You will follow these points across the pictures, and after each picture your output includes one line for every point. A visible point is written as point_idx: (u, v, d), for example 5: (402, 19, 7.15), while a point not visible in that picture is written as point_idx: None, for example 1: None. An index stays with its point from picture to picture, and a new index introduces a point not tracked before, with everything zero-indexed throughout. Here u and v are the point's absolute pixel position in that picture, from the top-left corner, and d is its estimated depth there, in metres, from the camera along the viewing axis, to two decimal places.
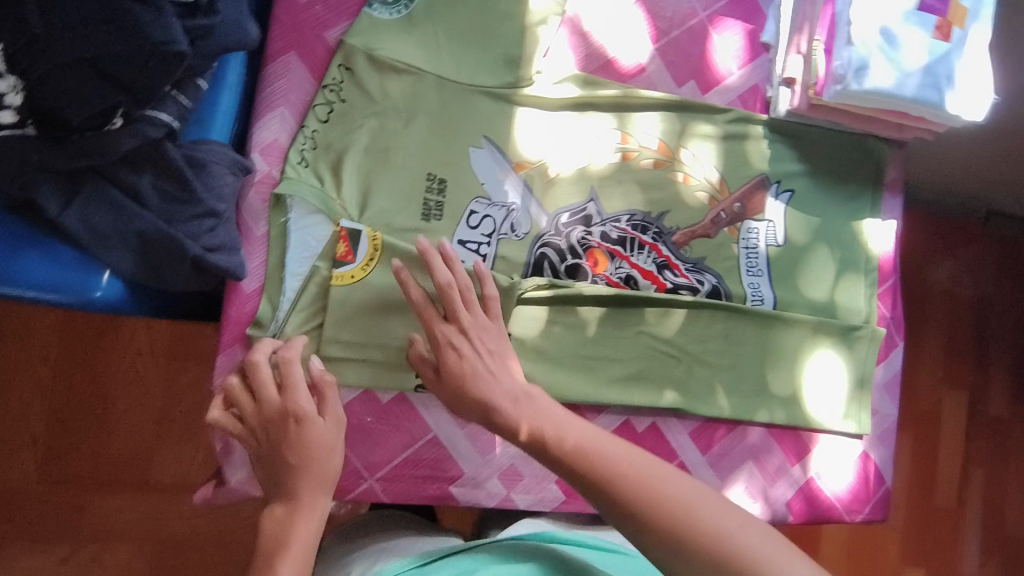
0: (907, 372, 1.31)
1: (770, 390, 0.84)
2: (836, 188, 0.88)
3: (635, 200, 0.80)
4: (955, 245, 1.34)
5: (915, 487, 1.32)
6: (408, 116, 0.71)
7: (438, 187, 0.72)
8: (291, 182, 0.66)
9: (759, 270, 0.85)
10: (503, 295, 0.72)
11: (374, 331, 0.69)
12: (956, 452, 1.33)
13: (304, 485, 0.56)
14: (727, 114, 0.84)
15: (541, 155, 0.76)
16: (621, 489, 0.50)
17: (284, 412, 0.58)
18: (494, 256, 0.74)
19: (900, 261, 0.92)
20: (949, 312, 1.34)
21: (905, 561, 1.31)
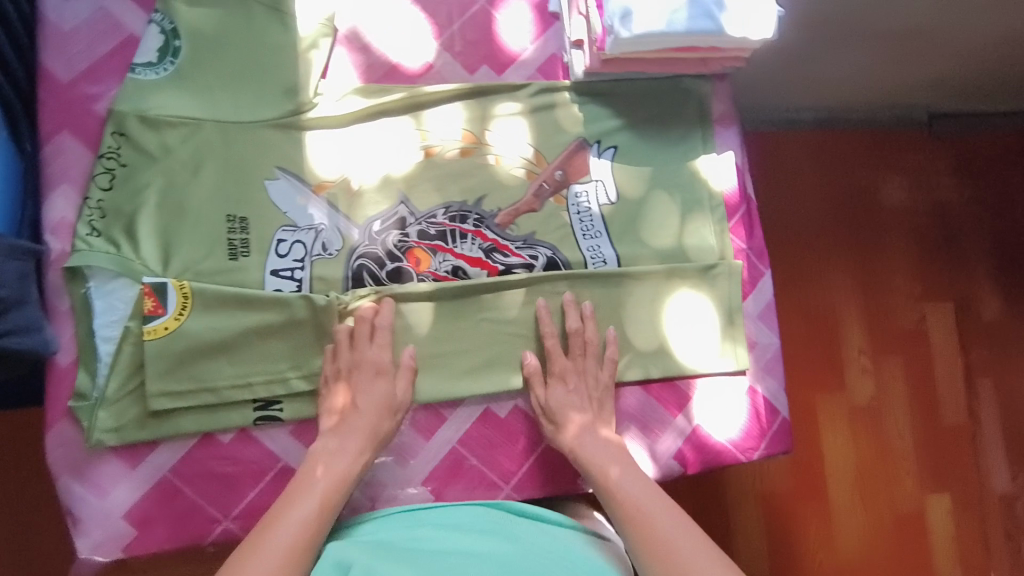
0: (880, 292, 1.37)
1: (633, 347, 0.83)
2: (663, 134, 0.88)
3: (448, 192, 0.81)
4: (899, 159, 1.40)
5: (919, 410, 1.36)
6: (194, 166, 0.73)
7: (240, 226, 0.74)
8: (84, 254, 0.69)
9: (596, 232, 0.84)
10: (321, 314, 0.74)
11: (197, 376, 0.72)
12: (953, 363, 1.37)
13: (353, 426, 0.72)
14: (530, 88, 0.84)
15: (340, 171, 0.78)
16: (637, 521, 0.70)
17: (373, 363, 0.74)
18: (310, 278, 0.76)
19: (749, 190, 0.90)
20: (908, 225, 1.39)
21: (923, 486, 1.34)
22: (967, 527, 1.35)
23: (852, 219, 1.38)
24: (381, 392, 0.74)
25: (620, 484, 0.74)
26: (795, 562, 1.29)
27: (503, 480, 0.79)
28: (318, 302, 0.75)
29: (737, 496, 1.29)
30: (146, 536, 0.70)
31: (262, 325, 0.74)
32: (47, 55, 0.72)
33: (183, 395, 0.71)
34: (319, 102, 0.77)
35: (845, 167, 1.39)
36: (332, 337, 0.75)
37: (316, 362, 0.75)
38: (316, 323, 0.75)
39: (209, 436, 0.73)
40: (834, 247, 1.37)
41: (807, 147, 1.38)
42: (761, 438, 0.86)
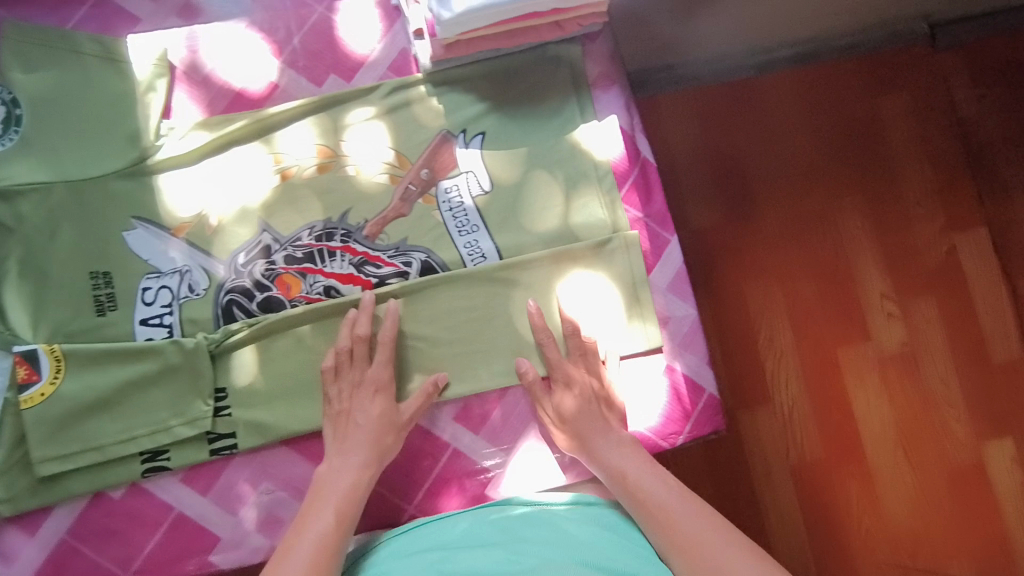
0: (896, 227, 1.18)
1: (527, 342, 0.79)
2: (535, 110, 0.82)
3: (311, 212, 0.79)
4: (900, 74, 1.20)
5: (964, 353, 1.16)
6: (51, 231, 0.74)
7: (104, 281, 0.75)
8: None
9: (472, 227, 0.80)
10: (192, 357, 0.74)
11: (82, 438, 0.73)
12: (998, 294, 1.17)
13: (363, 441, 0.72)
14: (382, 89, 0.80)
15: (196, 209, 0.77)
16: (666, 525, 0.67)
17: (373, 380, 0.74)
18: (180, 322, 0.75)
19: (639, 153, 0.83)
20: (922, 148, 1.19)
21: (979, 437, 1.14)
22: None
23: (854, 151, 1.19)
24: (380, 409, 0.73)
25: (647, 489, 0.69)
26: (840, 546, 1.11)
27: (405, 500, 0.77)
28: (188, 345, 0.74)
29: (763, 477, 1.12)
30: None
31: (138, 377, 0.74)
32: None
33: (69, 457, 0.72)
34: (163, 143, 0.76)
35: (836, 95, 1.20)
36: (208, 378, 0.75)
37: (197, 406, 0.75)
38: (191, 367, 0.74)
39: (101, 493, 0.74)
40: (835, 187, 1.19)
41: (788, 82, 1.20)
42: (686, 421, 0.79)
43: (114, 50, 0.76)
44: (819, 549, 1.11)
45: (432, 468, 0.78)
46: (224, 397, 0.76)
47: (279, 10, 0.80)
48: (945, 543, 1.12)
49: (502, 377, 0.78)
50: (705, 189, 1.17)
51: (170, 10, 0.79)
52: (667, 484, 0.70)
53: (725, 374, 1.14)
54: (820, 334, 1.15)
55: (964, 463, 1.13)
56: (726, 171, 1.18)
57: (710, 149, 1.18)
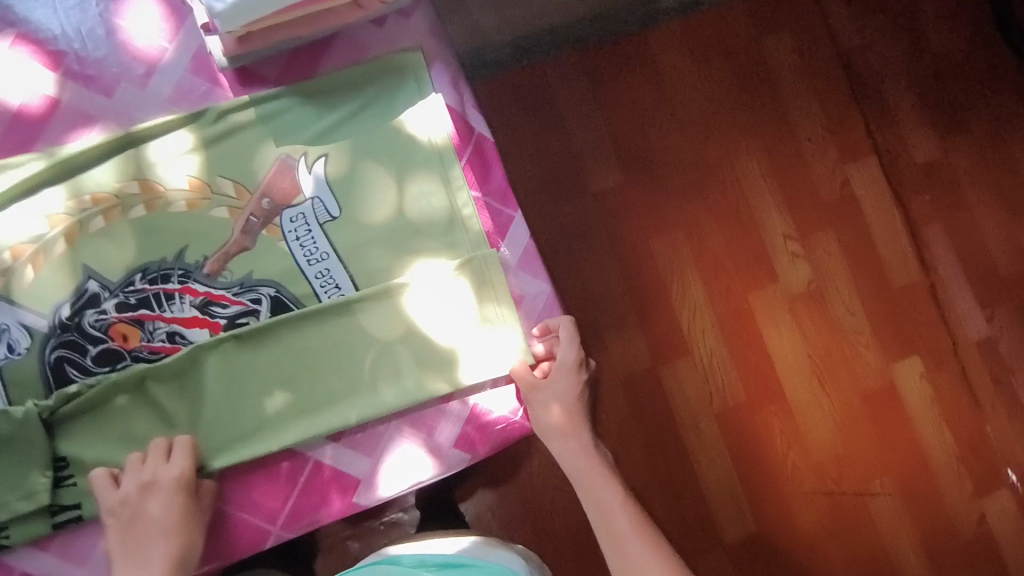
0: (791, 171, 1.19)
1: (375, 339, 0.74)
2: (357, 99, 0.77)
3: (139, 253, 0.72)
4: (780, 15, 1.20)
5: (866, 283, 1.19)
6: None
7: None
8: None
9: (322, 255, 0.75)
10: (23, 429, 0.67)
11: None
12: (892, 220, 1.20)
13: (159, 555, 0.67)
14: (206, 116, 0.74)
15: (1, 263, 0.70)
16: (596, 499, 0.75)
17: (166, 488, 0.67)
18: (3, 387, 0.69)
19: (465, 129, 0.80)
20: (810, 88, 1.20)
21: (889, 360, 1.18)
22: (943, 391, 1.20)
23: (751, 95, 1.18)
24: (179, 508, 0.68)
25: (596, 490, 0.75)
26: (772, 480, 1.14)
27: (268, 522, 0.73)
28: (16, 416, 0.66)
29: (691, 428, 1.13)
30: None
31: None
32: None
33: None
34: None
35: (728, 41, 1.18)
36: (44, 448, 0.68)
37: (34, 479, 0.67)
38: (23, 439, 0.67)
39: None
40: (732, 135, 1.18)
41: (676, 32, 1.17)
42: None
43: None
44: (754, 492, 1.13)
45: (293, 484, 0.74)
46: (66, 467, 0.69)
47: (54, 24, 0.74)
48: (868, 466, 1.17)
49: (373, 410, 0.73)
50: (601, 152, 1.14)
51: None
52: (614, 486, 0.76)
53: (642, 332, 1.12)
54: (728, 283, 1.15)
55: (878, 388, 1.18)
56: (622, 128, 1.14)
57: (607, 111, 1.14)
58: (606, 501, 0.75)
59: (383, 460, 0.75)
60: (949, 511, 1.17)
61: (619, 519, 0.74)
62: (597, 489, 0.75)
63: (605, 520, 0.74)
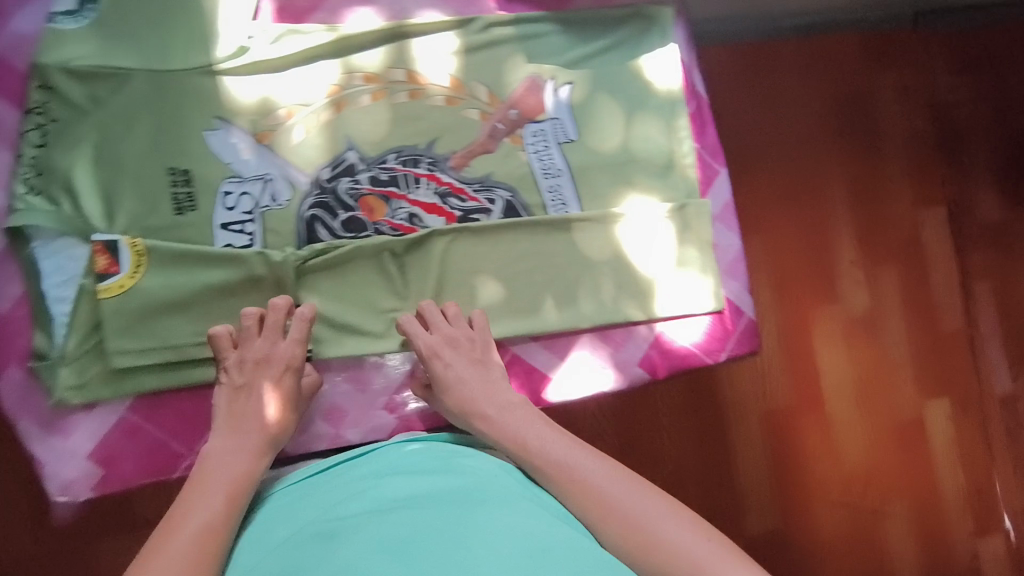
0: (867, 203, 1.27)
1: (586, 257, 0.81)
2: (605, 36, 0.83)
3: (394, 136, 0.78)
4: (889, 52, 1.27)
5: (915, 319, 1.28)
6: (129, 120, 0.72)
7: (183, 179, 0.73)
8: (24, 214, 0.68)
9: (557, 171, 0.81)
10: (279, 272, 0.74)
11: (157, 331, 0.71)
12: (949, 266, 1.29)
13: (255, 427, 0.67)
14: (475, 24, 0.80)
15: (277, 119, 0.75)
16: (528, 449, 0.67)
17: (282, 360, 0.70)
18: (262, 231, 0.75)
19: (694, 84, 0.86)
20: (902, 128, 1.28)
21: (922, 396, 1.27)
22: (969, 436, 1.30)
23: (845, 124, 1.26)
24: (282, 391, 0.69)
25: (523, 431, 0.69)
26: (797, 484, 1.23)
27: None
28: (276, 259, 0.73)
29: (738, 421, 1.21)
30: (113, 474, 0.71)
31: (220, 284, 0.73)
32: None
33: (144, 352, 0.71)
34: (252, 47, 0.74)
35: (835, 67, 1.26)
36: (292, 291, 0.75)
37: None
38: (276, 280, 0.74)
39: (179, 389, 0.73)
40: (822, 159, 1.25)
41: (790, 45, 1.24)
42: (727, 339, 0.84)
43: None
44: (779, 495, 1.22)
45: None
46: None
47: None
48: (894, 487, 1.26)
49: (574, 321, 0.80)
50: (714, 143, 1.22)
51: None
52: (543, 425, 0.70)
53: None
54: (800, 292, 1.23)
55: (909, 420, 1.28)
56: (728, 130, 1.22)
57: (722, 109, 1.23)
58: (542, 444, 0.67)
59: (561, 367, 0.81)
60: (953, 542, 1.28)
61: (555, 449, 0.66)
62: (532, 436, 0.68)
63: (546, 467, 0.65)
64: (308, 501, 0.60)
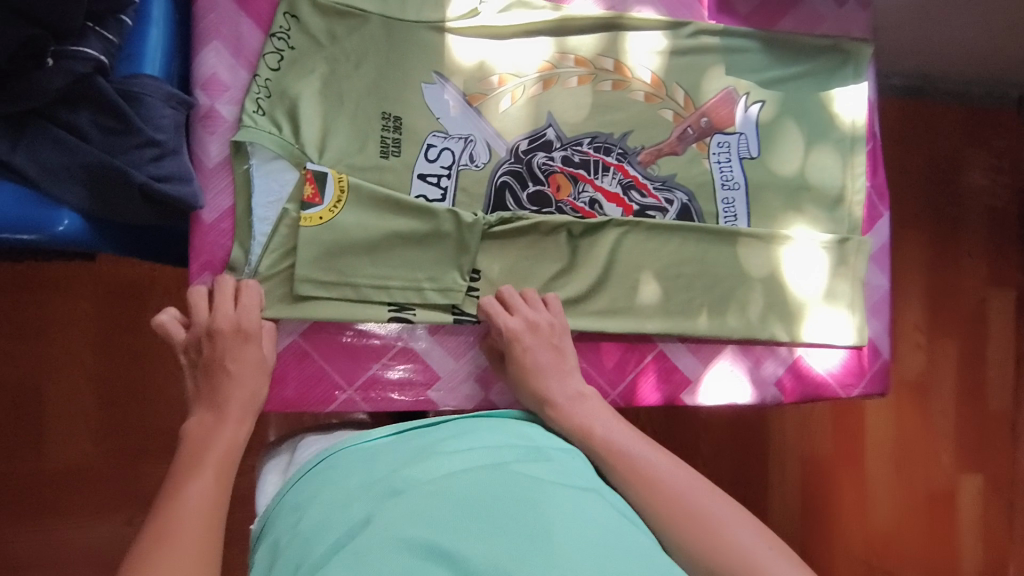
0: (947, 271, 1.41)
1: (748, 273, 0.81)
2: (803, 63, 0.85)
3: (592, 121, 0.79)
4: (987, 135, 1.42)
5: (967, 396, 1.43)
6: (358, 59, 0.73)
7: (394, 125, 0.74)
8: (249, 130, 0.68)
9: (734, 184, 0.82)
10: (465, 231, 0.73)
11: (340, 269, 0.71)
12: (1007, 344, 1.44)
13: (230, 399, 0.65)
14: (687, 28, 0.81)
15: (489, 84, 0.77)
16: (598, 442, 0.64)
17: (236, 329, 0.66)
18: (455, 188, 0.75)
19: (878, 126, 0.88)
20: (988, 206, 1.42)
21: (959, 469, 1.43)
22: (994, 508, 1.44)
23: (937, 193, 1.41)
24: (248, 364, 0.66)
25: (592, 425, 0.66)
26: (827, 530, 1.37)
27: (608, 385, 0.79)
28: (466, 219, 0.72)
29: (776, 459, 1.35)
30: (275, 393, 0.71)
31: (404, 232, 0.72)
32: None
33: (326, 286, 0.70)
34: (481, 12, 0.76)
35: (938, 139, 1.40)
36: (471, 257, 0.74)
37: (452, 277, 0.74)
38: (459, 239, 0.73)
39: (344, 327, 0.73)
40: (913, 220, 1.40)
41: (896, 109, 1.39)
42: (861, 377, 0.85)
43: None
44: (809, 532, 1.36)
45: (640, 360, 0.80)
46: (477, 279, 0.75)
47: None
48: (907, 541, 1.41)
49: (723, 331, 0.80)
50: None
51: None
52: (614, 422, 0.67)
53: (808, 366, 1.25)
54: None
55: (942, 482, 1.43)
56: None
57: None
58: (614, 439, 0.64)
59: (704, 373, 0.81)
60: None
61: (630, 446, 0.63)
62: (604, 431, 0.65)
63: (615, 458, 0.62)
64: (384, 457, 0.60)
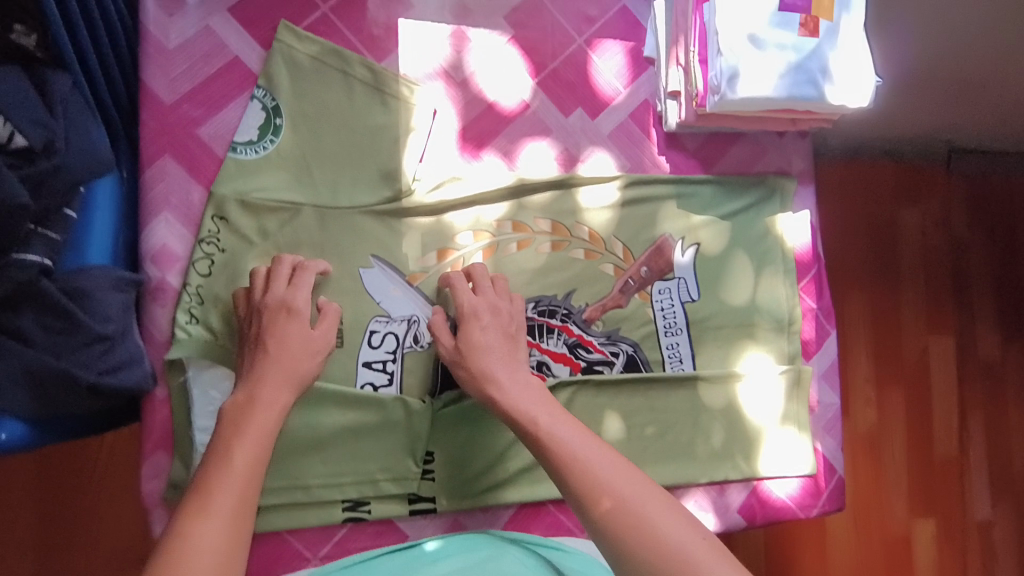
0: (887, 330, 1.46)
1: (704, 403, 0.84)
2: (744, 194, 0.87)
3: (535, 284, 0.80)
4: (919, 194, 1.46)
5: (916, 448, 1.46)
6: (291, 252, 0.72)
7: (334, 314, 0.73)
8: (184, 345, 0.67)
9: (677, 329, 0.84)
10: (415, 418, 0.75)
11: (289, 472, 0.72)
12: (949, 394, 1.48)
13: (271, 373, 0.62)
14: (621, 182, 0.83)
15: (427, 261, 0.77)
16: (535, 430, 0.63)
17: (282, 305, 0.65)
18: (401, 371, 0.76)
19: (820, 249, 0.92)
20: (923, 260, 1.47)
21: (913, 517, 1.45)
22: (948, 553, 1.47)
23: (874, 254, 1.44)
24: (298, 339, 0.65)
25: (534, 411, 0.65)
26: None
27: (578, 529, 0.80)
28: (415, 406, 0.75)
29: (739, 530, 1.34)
30: None
31: (358, 424, 0.74)
32: (148, 74, 0.69)
33: (274, 492, 0.71)
34: (417, 187, 0.76)
35: (873, 200, 1.44)
36: (421, 442, 0.76)
37: (406, 465, 0.76)
38: (409, 427, 0.75)
39: (294, 532, 0.72)
40: (852, 281, 1.43)
41: (834, 171, 1.41)
42: (818, 497, 0.88)
43: (385, 83, 0.75)
44: None
45: None
46: (430, 462, 0.77)
47: (545, 33, 0.81)
48: None
49: (684, 466, 0.82)
50: None
51: (443, 5, 0.78)
52: (554, 412, 0.65)
53: None
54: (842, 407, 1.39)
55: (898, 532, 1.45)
56: None
57: None
58: (552, 429, 0.62)
59: None
60: None
61: (566, 433, 0.62)
62: (540, 416, 0.64)
63: (553, 450, 0.61)
64: None
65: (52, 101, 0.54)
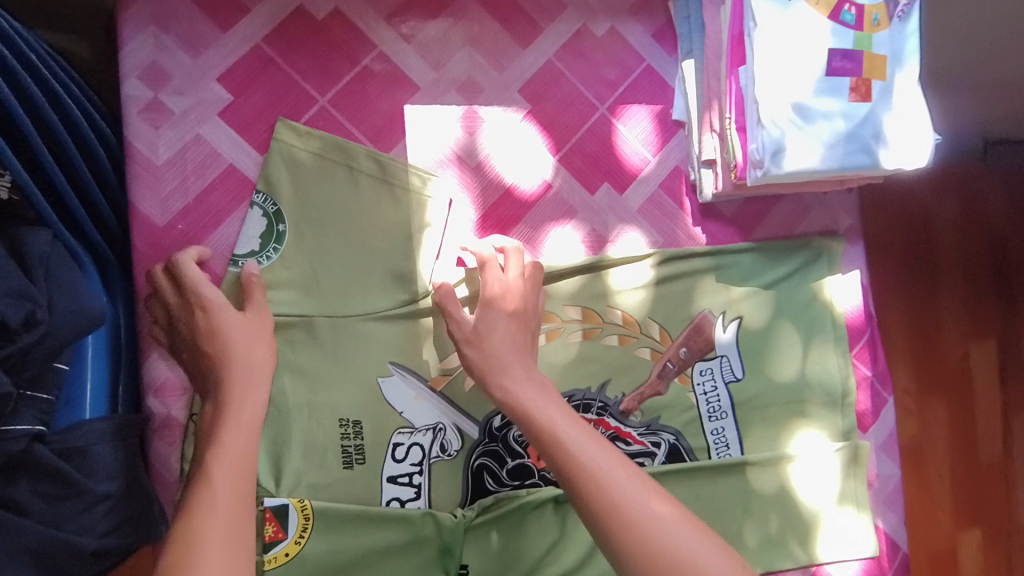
0: (921, 341, 1.19)
1: (755, 491, 0.77)
2: (784, 260, 0.81)
3: (568, 377, 0.74)
4: (946, 179, 1.20)
5: (957, 452, 1.19)
6: (303, 368, 0.67)
7: (354, 430, 0.67)
8: None
9: (722, 412, 0.78)
10: (447, 536, 0.67)
11: None
12: (993, 401, 1.22)
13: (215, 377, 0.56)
14: (653, 259, 0.76)
15: (450, 363, 0.70)
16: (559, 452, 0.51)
17: (191, 301, 0.59)
18: (428, 483, 0.69)
19: (871, 312, 0.85)
20: (959, 255, 1.20)
21: (958, 527, 1.17)
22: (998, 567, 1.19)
23: (907, 255, 1.18)
24: (226, 321, 0.58)
25: (559, 425, 0.53)
26: None
27: None
28: (445, 521, 0.67)
29: None
30: None
31: (383, 546, 0.66)
32: (137, 194, 0.64)
33: None
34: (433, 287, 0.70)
35: (898, 195, 1.19)
36: (454, 559, 0.67)
37: None
38: (441, 543, 0.67)
39: None
40: (880, 291, 1.18)
41: None
42: None
43: (393, 174, 0.69)
44: None
45: None
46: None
47: (561, 106, 0.76)
48: None
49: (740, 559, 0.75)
50: None
51: (450, 84, 0.73)
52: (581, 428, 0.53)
53: None
54: None
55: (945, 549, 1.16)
56: None
57: None
58: (582, 452, 0.51)
59: None
60: None
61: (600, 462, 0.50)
62: (566, 432, 0.52)
63: (586, 482, 0.49)
64: None
65: (28, 263, 0.50)
